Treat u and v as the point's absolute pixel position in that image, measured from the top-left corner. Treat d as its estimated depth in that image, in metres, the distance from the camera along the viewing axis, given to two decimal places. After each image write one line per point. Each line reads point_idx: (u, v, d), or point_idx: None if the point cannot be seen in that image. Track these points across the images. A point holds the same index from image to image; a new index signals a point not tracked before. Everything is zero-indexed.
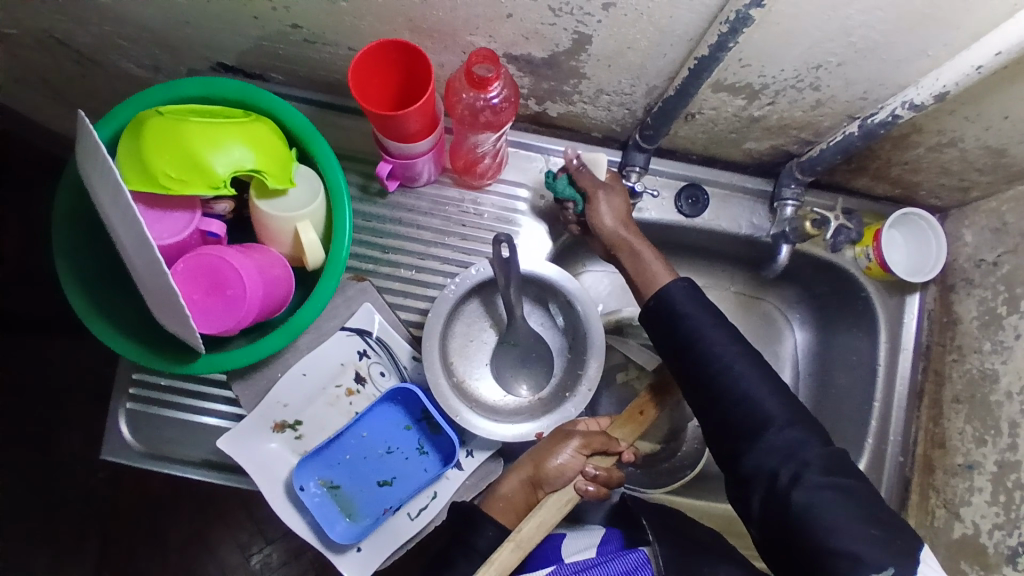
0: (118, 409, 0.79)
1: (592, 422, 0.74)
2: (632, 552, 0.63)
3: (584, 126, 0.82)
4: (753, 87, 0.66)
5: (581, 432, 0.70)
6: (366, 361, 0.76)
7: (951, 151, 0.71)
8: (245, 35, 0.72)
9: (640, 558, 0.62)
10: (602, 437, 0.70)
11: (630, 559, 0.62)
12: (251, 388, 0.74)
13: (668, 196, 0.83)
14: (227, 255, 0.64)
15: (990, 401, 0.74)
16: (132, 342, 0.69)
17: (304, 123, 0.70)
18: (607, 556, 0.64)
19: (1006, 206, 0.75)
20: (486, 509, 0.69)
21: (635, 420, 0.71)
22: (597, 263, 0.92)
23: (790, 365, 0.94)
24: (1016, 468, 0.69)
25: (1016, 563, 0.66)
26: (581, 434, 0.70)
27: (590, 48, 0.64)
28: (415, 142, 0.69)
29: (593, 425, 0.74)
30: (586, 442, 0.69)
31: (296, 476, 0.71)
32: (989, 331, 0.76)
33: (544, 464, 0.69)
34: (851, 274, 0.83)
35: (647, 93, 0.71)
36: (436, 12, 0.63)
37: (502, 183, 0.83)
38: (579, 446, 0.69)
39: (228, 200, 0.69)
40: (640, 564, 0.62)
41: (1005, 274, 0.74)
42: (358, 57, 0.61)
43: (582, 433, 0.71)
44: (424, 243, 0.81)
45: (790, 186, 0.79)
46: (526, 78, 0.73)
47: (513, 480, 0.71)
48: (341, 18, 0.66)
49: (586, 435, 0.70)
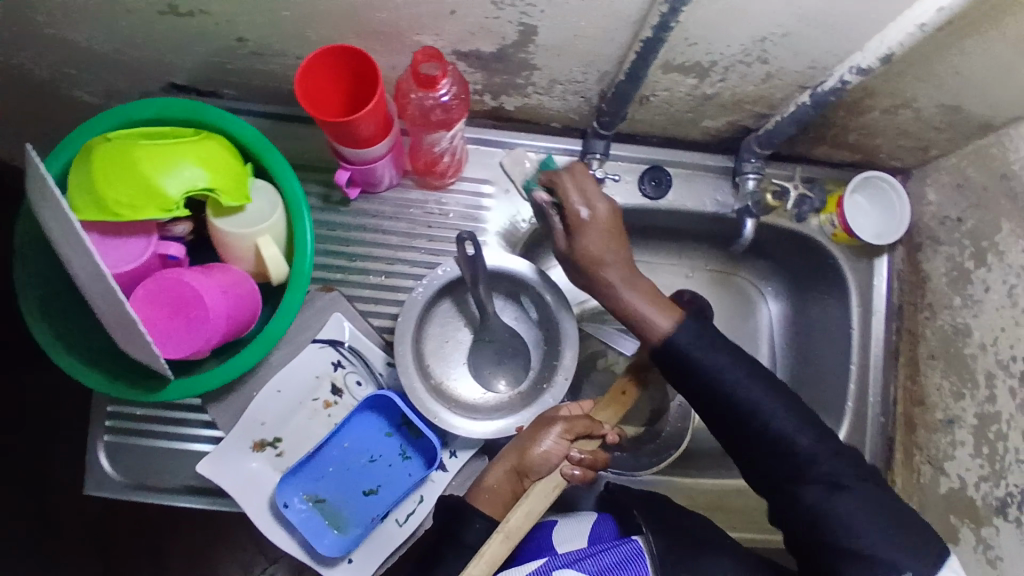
0: (97, 443, 0.78)
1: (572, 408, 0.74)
2: (627, 542, 0.63)
3: (542, 117, 0.81)
4: (703, 65, 0.66)
5: (563, 418, 0.69)
6: (341, 371, 0.75)
7: (906, 113, 0.71)
8: (193, 52, 0.71)
9: (634, 549, 0.62)
10: (584, 420, 0.69)
11: (626, 548, 0.63)
12: (227, 409, 0.73)
13: (631, 180, 0.83)
14: (187, 277, 0.63)
15: (965, 355, 0.75)
16: (104, 375, 0.68)
17: (257, 137, 0.69)
18: (602, 545, 0.64)
19: (965, 162, 0.76)
20: (475, 503, 0.68)
21: (618, 402, 0.71)
22: None
23: (768, 352, 0.93)
24: (996, 419, 0.70)
25: (1005, 513, 0.67)
26: (564, 419, 0.70)
27: (537, 38, 0.64)
28: (372, 146, 0.68)
29: (575, 407, 0.73)
30: (571, 426, 0.69)
31: (279, 493, 0.71)
32: (958, 286, 0.76)
33: (528, 452, 0.68)
34: (819, 242, 0.83)
35: (599, 79, 0.71)
36: (380, 14, 0.62)
37: (465, 181, 0.82)
38: (563, 430, 0.68)
39: (186, 221, 0.68)
40: (635, 554, 0.62)
41: (970, 229, 0.75)
42: (310, 58, 0.60)
43: (563, 419, 0.70)
44: (392, 248, 0.80)
45: (750, 160, 0.79)
46: (478, 74, 0.72)
47: (498, 470, 0.69)
48: (285, 27, 0.65)
49: (569, 419, 0.69)
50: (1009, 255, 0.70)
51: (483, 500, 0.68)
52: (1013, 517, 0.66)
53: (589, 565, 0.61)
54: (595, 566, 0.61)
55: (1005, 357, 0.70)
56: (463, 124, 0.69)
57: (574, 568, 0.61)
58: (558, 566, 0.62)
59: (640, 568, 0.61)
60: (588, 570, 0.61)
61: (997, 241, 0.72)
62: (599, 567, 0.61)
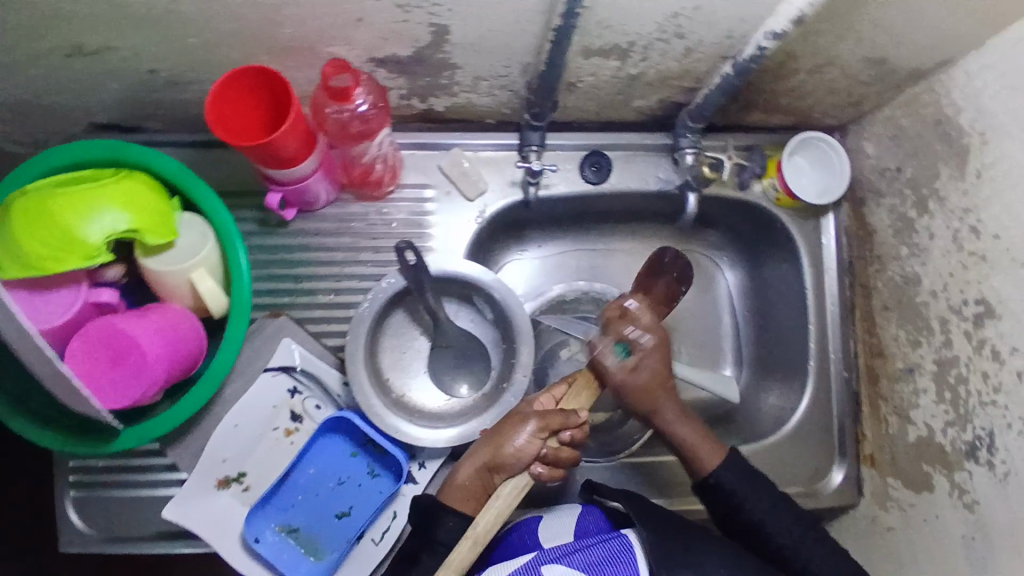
0: (64, 499, 0.76)
1: (547, 398, 0.71)
2: (616, 538, 0.61)
3: (475, 116, 0.79)
4: (622, 46, 0.65)
5: (537, 414, 0.66)
6: (299, 397, 0.74)
7: (832, 70, 0.71)
8: (108, 89, 0.68)
9: (624, 544, 0.60)
10: (559, 415, 0.67)
11: (615, 544, 0.60)
12: (187, 450, 0.72)
13: (571, 168, 0.82)
14: (121, 322, 0.62)
15: (917, 303, 0.75)
16: (57, 433, 0.67)
17: (179, 168, 0.67)
18: (590, 540, 0.61)
19: (898, 112, 0.76)
20: (444, 500, 0.66)
21: (590, 385, 0.71)
22: (551, 245, 0.91)
23: (732, 361, 0.92)
24: (955, 363, 0.70)
25: (976, 457, 0.67)
26: (539, 414, 0.67)
27: (450, 37, 0.62)
28: (296, 165, 0.66)
29: (548, 398, 0.70)
30: (546, 423, 0.66)
31: (248, 527, 0.70)
32: (904, 236, 0.77)
33: (501, 449, 0.65)
34: (763, 207, 0.84)
35: (522, 71, 0.69)
36: (285, 31, 0.60)
37: (406, 188, 0.80)
38: (537, 429, 0.66)
39: (117, 264, 0.67)
40: (624, 550, 0.60)
41: (910, 178, 0.75)
42: (227, 75, 0.58)
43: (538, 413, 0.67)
44: (338, 264, 0.78)
45: (686, 135, 0.79)
46: (400, 79, 0.70)
47: (467, 465, 0.67)
48: (195, 54, 0.63)
49: (544, 414, 0.67)
50: (949, 200, 0.71)
51: (452, 498, 0.66)
52: (984, 460, 0.66)
53: (579, 559, 0.58)
54: (585, 560, 0.58)
55: (957, 301, 0.70)
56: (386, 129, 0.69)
57: (565, 562, 0.58)
58: (547, 561, 0.58)
59: (630, 564, 0.58)
60: (578, 564, 0.57)
61: (937, 187, 0.72)
62: (590, 561, 0.58)
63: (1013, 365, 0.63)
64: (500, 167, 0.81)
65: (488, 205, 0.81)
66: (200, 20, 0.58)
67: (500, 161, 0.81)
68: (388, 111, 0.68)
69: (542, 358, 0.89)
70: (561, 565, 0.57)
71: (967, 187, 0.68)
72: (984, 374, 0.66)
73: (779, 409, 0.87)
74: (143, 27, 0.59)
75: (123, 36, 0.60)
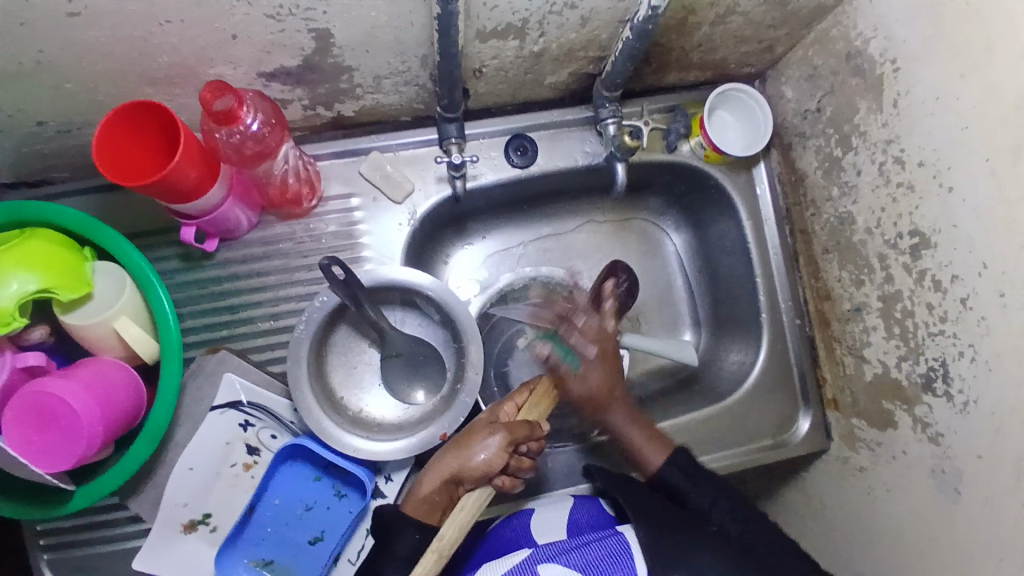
0: (40, 564, 0.74)
1: (510, 407, 0.69)
2: (614, 536, 0.58)
3: (389, 115, 0.77)
4: (516, 25, 0.63)
5: (504, 427, 0.64)
6: (252, 430, 0.73)
7: (735, 19, 0.70)
8: (3, 148, 0.65)
9: (620, 543, 0.57)
10: (524, 427, 0.65)
11: (613, 543, 0.57)
12: (146, 500, 0.70)
13: (495, 154, 0.80)
14: (47, 386, 0.59)
15: (855, 242, 0.75)
16: (16, 502, 0.65)
17: (82, 217, 0.64)
18: (588, 538, 0.58)
19: (811, 51, 0.75)
20: (409, 511, 0.66)
21: (551, 395, 0.68)
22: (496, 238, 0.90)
23: (691, 324, 0.92)
24: (899, 298, 0.69)
25: (933, 390, 0.66)
26: (504, 426, 0.65)
27: (335, 40, 0.60)
28: (201, 195, 0.64)
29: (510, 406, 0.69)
30: (511, 436, 0.64)
31: (220, 570, 0.69)
32: (833, 176, 0.76)
33: (466, 462, 0.64)
34: (693, 166, 0.84)
35: (422, 64, 0.68)
36: (163, 59, 0.58)
37: (332, 200, 0.78)
38: (503, 443, 0.63)
39: (40, 325, 0.65)
40: (621, 549, 0.57)
41: (831, 116, 0.74)
42: (108, 117, 0.56)
43: (503, 424, 0.65)
44: (272, 289, 0.77)
45: (605, 106, 0.77)
46: (298, 90, 0.68)
47: (432, 477, 0.66)
48: (80, 98, 0.61)
49: (508, 425, 0.64)
50: (870, 133, 0.70)
51: (415, 508, 0.66)
52: (941, 391, 0.65)
53: (575, 558, 0.55)
54: (582, 559, 0.55)
55: (892, 235, 0.69)
56: (283, 143, 0.68)
57: (561, 561, 0.55)
58: (542, 560, 0.56)
59: (628, 564, 0.55)
60: (575, 564, 0.54)
61: (857, 122, 0.71)
62: (586, 560, 0.55)
63: (954, 293, 0.62)
64: (426, 164, 0.80)
65: (418, 205, 0.79)
66: (70, 62, 0.56)
67: (425, 159, 0.80)
68: (283, 128, 0.67)
69: (502, 349, 0.87)
70: (557, 564, 0.54)
71: (885, 118, 0.68)
72: (928, 305, 0.66)
73: (739, 364, 0.87)
74: (14, 78, 0.56)
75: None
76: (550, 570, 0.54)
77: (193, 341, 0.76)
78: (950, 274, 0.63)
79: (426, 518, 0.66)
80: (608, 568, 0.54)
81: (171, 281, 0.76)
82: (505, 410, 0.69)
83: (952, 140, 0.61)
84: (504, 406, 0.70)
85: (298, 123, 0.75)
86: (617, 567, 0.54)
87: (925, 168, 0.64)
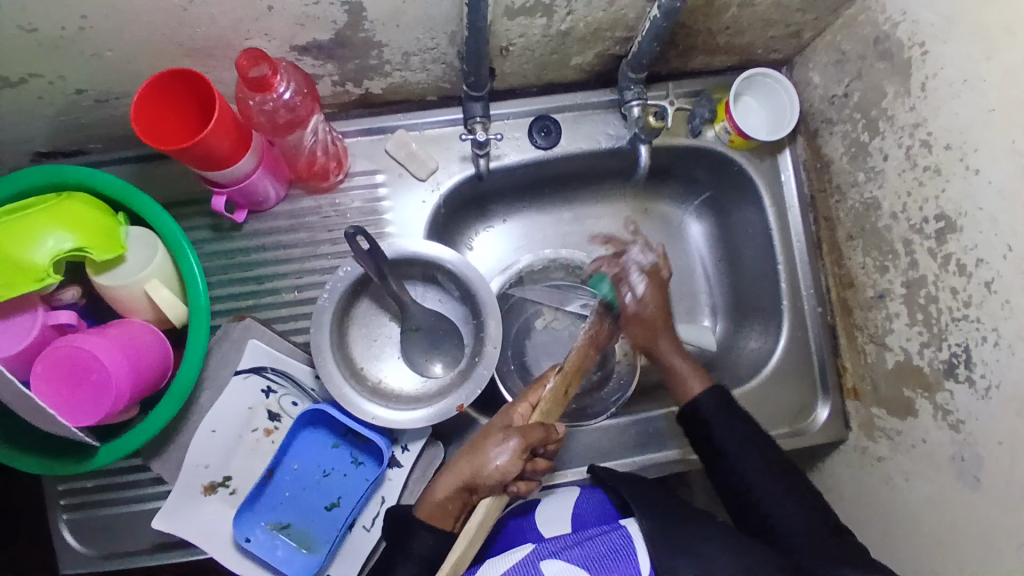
0: (58, 523, 0.76)
1: (525, 407, 0.69)
2: (617, 530, 0.58)
3: (415, 94, 0.78)
4: (544, 2, 0.64)
5: (517, 430, 0.63)
6: (274, 396, 0.75)
7: (763, 1, 0.70)
8: (42, 116, 0.68)
9: (623, 536, 0.57)
10: (540, 431, 0.63)
11: (615, 537, 0.57)
12: (168, 461, 0.72)
13: (520, 135, 0.81)
14: (80, 343, 0.61)
15: (880, 228, 0.74)
16: (43, 457, 0.67)
17: (118, 183, 0.66)
18: (589, 534, 0.58)
19: (839, 36, 0.75)
20: (423, 516, 0.66)
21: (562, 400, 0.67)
22: (514, 218, 0.91)
23: (709, 311, 0.93)
24: (923, 283, 0.69)
25: (956, 376, 0.65)
26: (519, 430, 0.64)
27: (366, 15, 0.62)
28: (234, 164, 0.66)
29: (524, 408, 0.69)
30: (527, 440, 0.63)
31: (238, 529, 0.71)
32: (858, 162, 0.76)
33: (480, 470, 0.64)
34: (717, 152, 0.84)
35: (450, 41, 0.69)
36: (199, 29, 0.60)
37: (357, 175, 0.79)
38: (518, 448, 0.63)
39: (73, 286, 0.68)
40: (625, 542, 0.57)
41: (857, 102, 0.74)
42: (150, 81, 0.58)
43: (517, 428, 0.64)
44: (297, 260, 0.78)
45: (630, 88, 0.78)
46: (328, 65, 0.69)
47: (445, 484, 0.66)
48: (117, 66, 0.63)
49: (523, 428, 0.64)
50: (897, 118, 0.69)
51: (429, 515, 0.66)
52: (963, 378, 0.65)
53: (577, 555, 0.55)
54: (584, 556, 0.55)
55: (917, 220, 0.69)
56: (315, 116, 0.70)
57: (563, 558, 0.55)
58: (545, 556, 0.55)
59: (631, 559, 0.55)
60: (576, 561, 0.54)
61: (885, 107, 0.71)
62: (589, 557, 0.55)
63: (979, 277, 0.62)
64: (449, 144, 0.81)
65: (442, 182, 0.80)
66: (112, 31, 0.58)
67: (448, 138, 0.81)
68: (314, 99, 0.68)
69: (519, 331, 0.88)
70: (559, 561, 0.54)
71: (913, 102, 0.67)
72: (953, 290, 0.65)
73: (758, 353, 0.86)
74: (55, 45, 0.58)
75: (38, 58, 0.59)
76: (551, 567, 0.54)
77: (219, 310, 0.78)
78: (975, 259, 0.62)
79: (438, 523, 0.66)
80: (611, 563, 0.54)
81: (200, 251, 0.78)
82: (519, 411, 0.69)
83: (979, 122, 0.60)
84: (519, 408, 0.69)
85: (327, 99, 0.76)
86: (620, 562, 0.54)
87: (952, 151, 0.63)
